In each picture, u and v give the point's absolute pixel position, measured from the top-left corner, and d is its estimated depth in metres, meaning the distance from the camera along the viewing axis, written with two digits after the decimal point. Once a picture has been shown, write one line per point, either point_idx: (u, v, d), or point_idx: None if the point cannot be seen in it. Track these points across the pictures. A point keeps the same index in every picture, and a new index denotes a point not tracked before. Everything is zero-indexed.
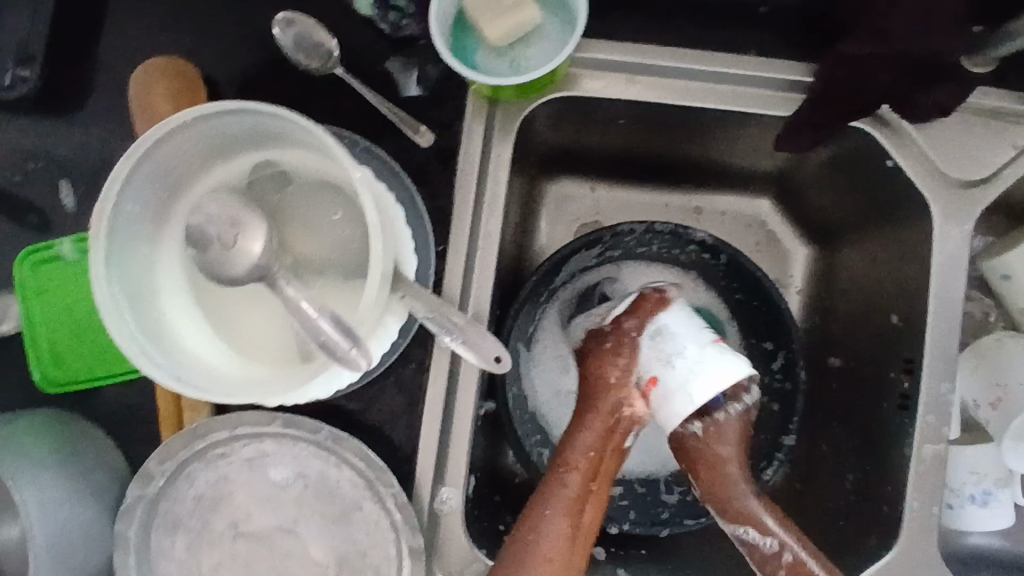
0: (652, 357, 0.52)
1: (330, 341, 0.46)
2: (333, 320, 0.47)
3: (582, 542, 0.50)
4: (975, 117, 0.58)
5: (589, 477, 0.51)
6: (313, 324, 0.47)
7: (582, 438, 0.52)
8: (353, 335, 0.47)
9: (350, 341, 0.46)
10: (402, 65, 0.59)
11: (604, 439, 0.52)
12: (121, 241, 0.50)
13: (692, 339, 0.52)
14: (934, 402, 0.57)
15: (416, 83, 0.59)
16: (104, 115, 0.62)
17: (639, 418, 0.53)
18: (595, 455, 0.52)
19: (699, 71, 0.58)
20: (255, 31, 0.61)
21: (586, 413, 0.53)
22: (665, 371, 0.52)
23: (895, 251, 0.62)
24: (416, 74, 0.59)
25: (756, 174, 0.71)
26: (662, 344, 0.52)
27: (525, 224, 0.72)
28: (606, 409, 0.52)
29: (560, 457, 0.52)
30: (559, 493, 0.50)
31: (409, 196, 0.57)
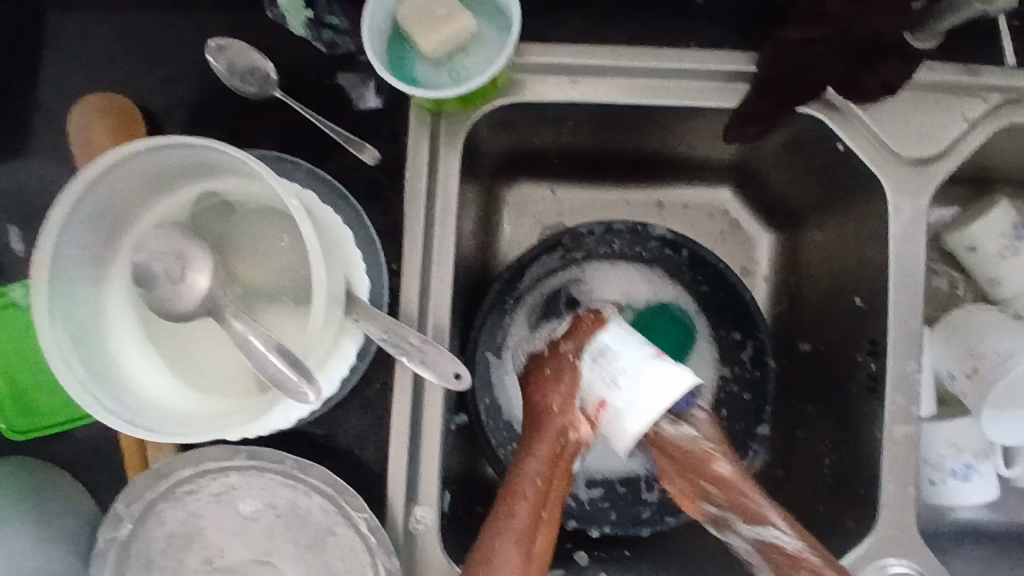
0: (596, 379, 0.51)
1: (279, 375, 0.45)
2: (283, 354, 0.46)
3: (534, 571, 0.48)
4: (923, 92, 0.57)
5: (538, 506, 0.50)
6: (261, 357, 0.46)
7: (528, 466, 0.51)
8: (303, 368, 0.46)
9: (301, 374, 0.46)
10: (356, 79, 0.59)
11: (550, 465, 0.51)
12: (64, 287, 0.49)
13: (633, 354, 0.50)
14: (902, 382, 0.57)
15: (376, 94, 0.59)
16: (47, 154, 0.61)
17: (585, 442, 0.52)
18: (544, 482, 0.51)
19: (640, 67, 0.57)
20: (192, 59, 0.60)
21: (532, 441, 0.52)
22: (610, 391, 0.50)
23: (854, 233, 0.61)
24: (373, 85, 0.59)
25: (714, 164, 0.70)
26: (604, 364, 0.51)
27: (487, 231, 0.72)
28: (551, 434, 0.52)
29: (509, 488, 0.50)
30: (510, 523, 0.49)
31: (356, 215, 0.56)
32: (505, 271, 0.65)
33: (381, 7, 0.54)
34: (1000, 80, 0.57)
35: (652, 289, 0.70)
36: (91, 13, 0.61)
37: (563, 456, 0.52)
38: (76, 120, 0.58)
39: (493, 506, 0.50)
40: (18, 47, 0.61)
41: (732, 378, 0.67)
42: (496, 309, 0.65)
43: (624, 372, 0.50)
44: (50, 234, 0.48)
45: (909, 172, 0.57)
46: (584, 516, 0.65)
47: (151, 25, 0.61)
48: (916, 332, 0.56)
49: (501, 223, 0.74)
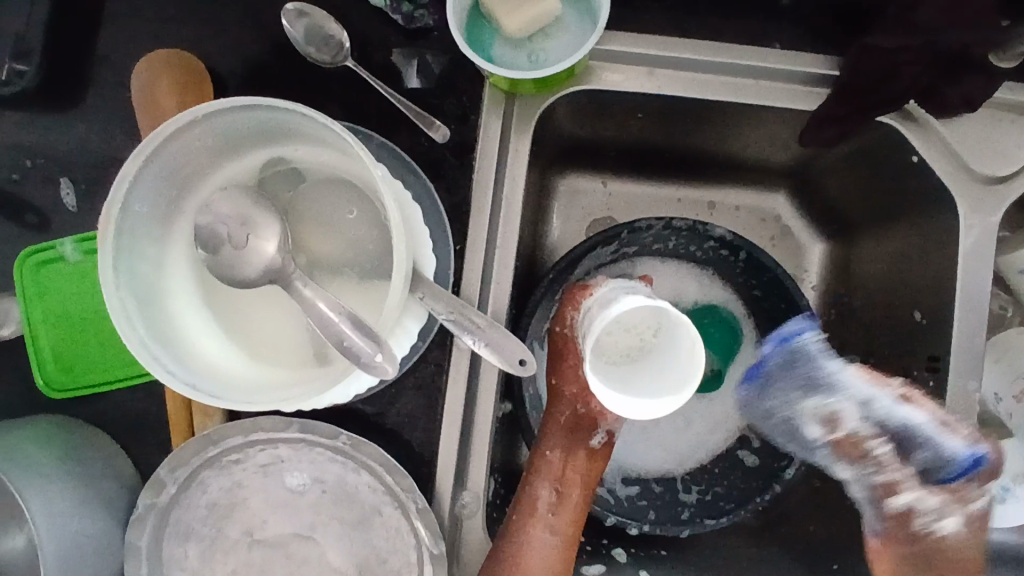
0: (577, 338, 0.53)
1: (354, 347, 0.45)
2: (356, 325, 0.46)
3: (562, 538, 0.52)
4: (1001, 111, 0.57)
5: (556, 483, 0.53)
6: (334, 328, 0.46)
7: (545, 446, 0.54)
8: (377, 341, 0.45)
9: (376, 347, 0.45)
10: (403, 57, 0.58)
11: (568, 440, 0.54)
12: (130, 243, 0.49)
13: (595, 305, 0.51)
14: (961, 400, 0.56)
15: (416, 75, 0.57)
16: (107, 110, 0.59)
17: (600, 413, 0.54)
18: (565, 459, 0.54)
19: (720, 64, 0.56)
20: (262, 23, 0.59)
21: (547, 422, 0.55)
22: (850, 413, 0.56)
23: (916, 248, 0.61)
24: (416, 66, 0.57)
25: (772, 168, 0.70)
26: (580, 324, 0.52)
27: (539, 221, 0.71)
28: (564, 410, 0.54)
29: (533, 467, 0.54)
30: (534, 496, 0.53)
31: (426, 192, 0.55)
32: (558, 262, 0.64)
33: None
34: None
35: (701, 291, 0.71)
36: None
37: (580, 430, 0.54)
38: (140, 76, 0.57)
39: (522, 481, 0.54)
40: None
41: None
42: (548, 299, 0.63)
43: (900, 408, 0.55)
44: (121, 185, 0.47)
45: (982, 190, 0.56)
46: (623, 512, 0.63)
47: None
48: (979, 350, 0.56)
49: (551, 215, 0.73)
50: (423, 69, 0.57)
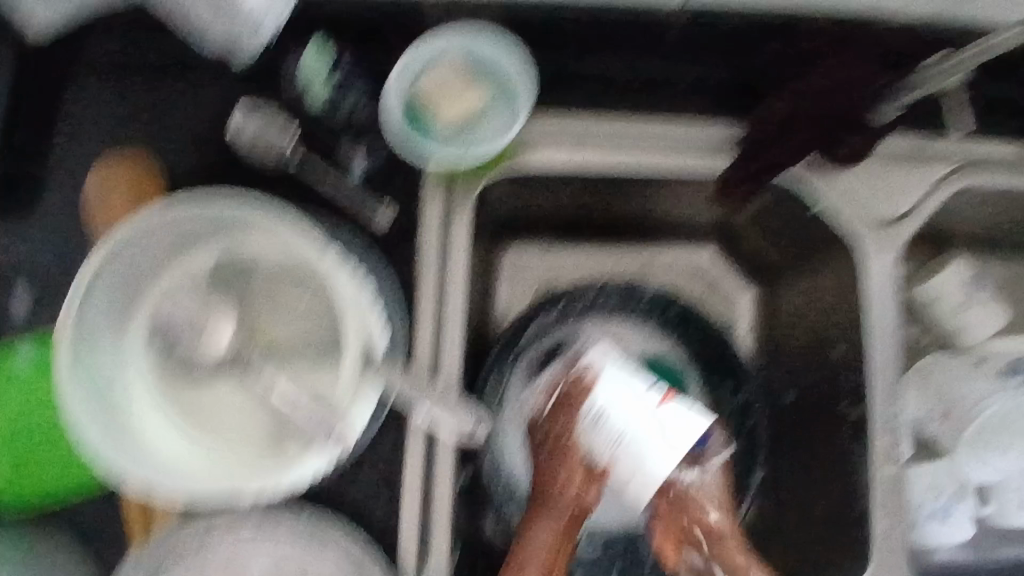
0: (599, 441, 0.55)
1: (306, 433, 0.50)
2: (308, 413, 0.51)
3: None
4: (885, 163, 0.64)
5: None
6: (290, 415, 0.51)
7: (536, 539, 0.56)
8: (327, 426, 0.51)
9: (326, 433, 0.50)
10: (353, 141, 0.61)
11: (559, 529, 0.56)
12: (87, 344, 0.51)
13: (634, 411, 0.55)
14: (887, 425, 0.60)
15: (363, 160, 0.61)
16: (57, 213, 0.61)
17: (591, 506, 0.57)
18: (554, 553, 0.56)
19: (637, 136, 0.62)
20: (209, 123, 0.62)
21: (538, 514, 0.57)
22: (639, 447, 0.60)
23: (830, 288, 0.66)
24: (365, 150, 0.61)
25: (697, 226, 0.76)
26: (607, 427, 0.55)
27: (486, 289, 0.75)
28: (560, 507, 0.56)
29: (519, 559, 0.55)
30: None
31: (373, 275, 0.59)
32: (504, 334, 0.70)
33: (400, 81, 0.59)
34: (951, 149, 0.64)
35: (645, 344, 0.74)
36: (108, 77, 0.62)
37: (570, 525, 0.57)
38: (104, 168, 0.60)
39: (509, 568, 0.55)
40: (30, 111, 0.62)
41: (723, 426, 0.70)
42: (498, 369, 0.69)
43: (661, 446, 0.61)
44: (76, 298, 0.50)
45: (879, 231, 0.63)
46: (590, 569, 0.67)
47: (168, 86, 0.62)
48: (896, 378, 0.61)
49: (498, 284, 0.78)
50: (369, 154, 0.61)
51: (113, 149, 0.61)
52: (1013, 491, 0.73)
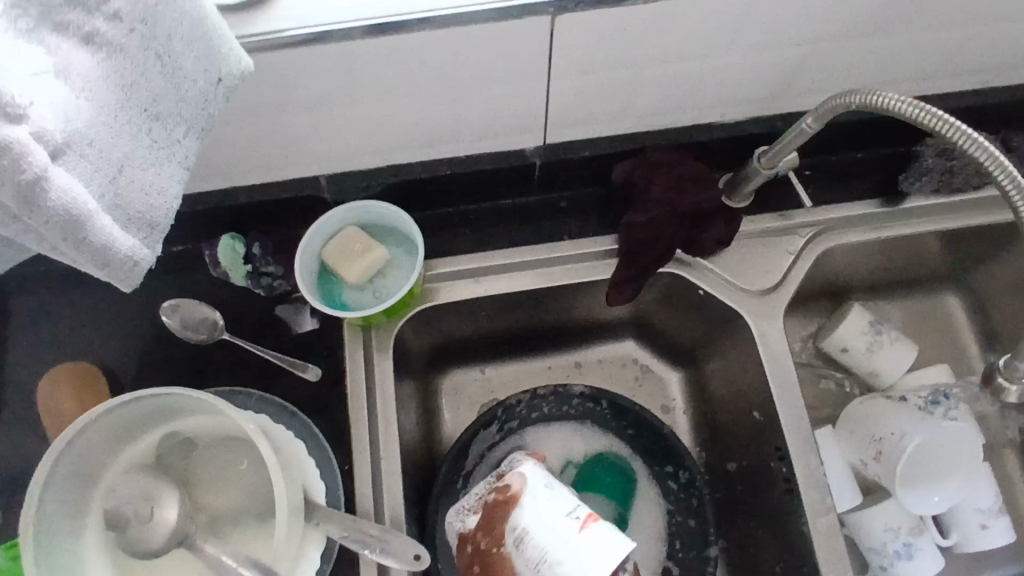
0: (524, 565, 0.59)
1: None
2: (253, 564, 0.52)
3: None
4: (752, 239, 0.72)
5: None
6: (234, 570, 0.52)
7: None
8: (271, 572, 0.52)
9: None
10: (296, 307, 0.68)
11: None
12: (47, 543, 0.53)
13: (552, 535, 0.58)
14: (811, 477, 0.64)
15: (311, 318, 0.68)
16: (10, 428, 0.65)
17: None
18: None
19: (528, 261, 0.70)
20: (145, 321, 0.68)
21: None
22: None
23: (738, 358, 0.72)
24: (310, 310, 0.68)
25: (614, 321, 0.82)
26: (528, 550, 0.59)
27: (430, 419, 0.79)
28: None
29: None
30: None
31: (307, 429, 0.63)
32: (451, 449, 0.71)
33: (308, 252, 0.66)
34: (807, 217, 0.73)
35: (587, 444, 0.78)
36: (52, 296, 0.69)
37: None
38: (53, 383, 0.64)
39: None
40: None
41: (675, 508, 0.73)
42: (447, 491, 0.70)
43: None
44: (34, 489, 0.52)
45: (755, 301, 0.70)
46: None
47: (110, 295, 0.69)
48: (808, 431, 0.65)
49: (441, 409, 0.81)
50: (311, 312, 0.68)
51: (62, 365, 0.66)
52: (969, 516, 0.75)
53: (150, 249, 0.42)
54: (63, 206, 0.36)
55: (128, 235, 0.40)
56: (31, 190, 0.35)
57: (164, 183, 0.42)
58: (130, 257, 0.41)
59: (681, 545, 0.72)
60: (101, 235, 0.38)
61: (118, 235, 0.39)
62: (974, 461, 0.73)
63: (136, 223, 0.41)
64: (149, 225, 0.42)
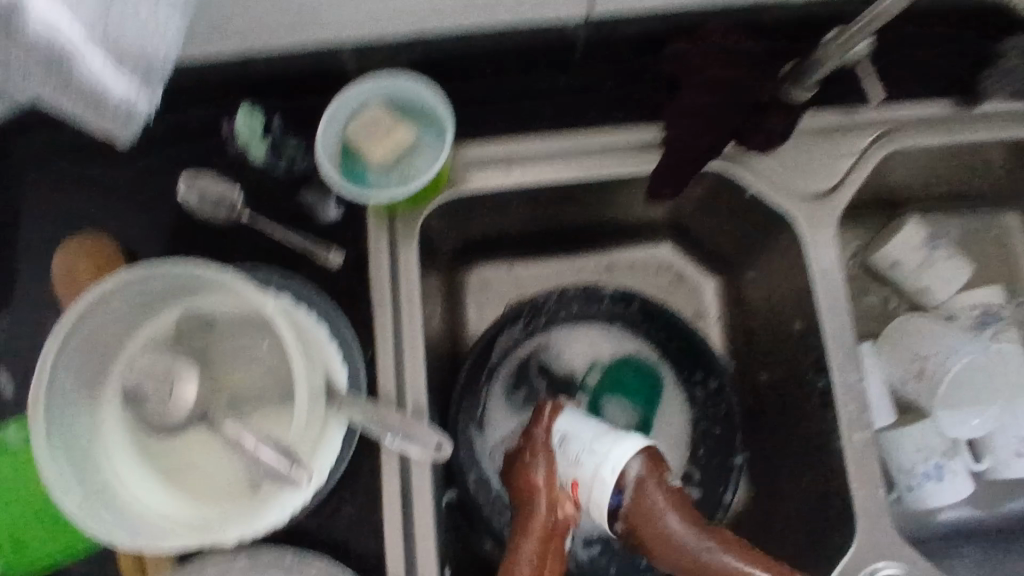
0: (564, 462, 0.59)
1: (268, 463, 0.49)
2: (271, 446, 0.50)
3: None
4: (812, 136, 0.66)
5: None
6: (252, 453, 0.50)
7: (525, 548, 0.57)
8: (289, 455, 0.50)
9: (289, 460, 0.49)
10: (319, 197, 0.64)
11: (542, 543, 0.57)
12: (62, 415, 0.52)
13: (587, 432, 0.59)
14: (850, 392, 0.60)
15: (335, 206, 0.64)
16: (32, 300, 0.64)
17: (572, 518, 0.59)
18: (539, 560, 0.57)
19: (565, 149, 0.65)
20: (164, 197, 0.65)
21: (524, 525, 0.58)
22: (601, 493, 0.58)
23: (781, 266, 0.68)
24: (333, 200, 0.64)
25: (650, 223, 0.78)
26: (568, 448, 0.59)
27: (454, 315, 0.77)
28: (541, 512, 0.58)
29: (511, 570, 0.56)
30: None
31: (330, 315, 0.61)
32: (473, 351, 0.69)
33: (331, 130, 0.62)
34: (873, 116, 0.66)
35: (615, 346, 0.76)
36: (70, 166, 0.66)
37: (554, 537, 0.58)
38: (71, 255, 0.62)
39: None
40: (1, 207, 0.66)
41: (699, 415, 0.72)
42: (471, 386, 0.69)
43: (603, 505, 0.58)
44: (46, 363, 0.51)
45: (807, 203, 0.64)
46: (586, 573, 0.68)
47: (126, 168, 0.66)
48: (852, 344, 0.61)
49: (466, 306, 0.79)
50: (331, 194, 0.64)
51: (78, 237, 0.63)
52: (1011, 444, 0.72)
53: (148, 95, 0.42)
54: (52, 49, 0.35)
55: (121, 79, 0.39)
56: (15, 29, 0.33)
57: (154, 20, 0.40)
58: (125, 103, 0.40)
59: (705, 452, 0.71)
60: (93, 79, 0.38)
61: (109, 78, 0.38)
62: (1017, 388, 0.71)
63: (132, 69, 0.40)
64: (144, 70, 0.40)
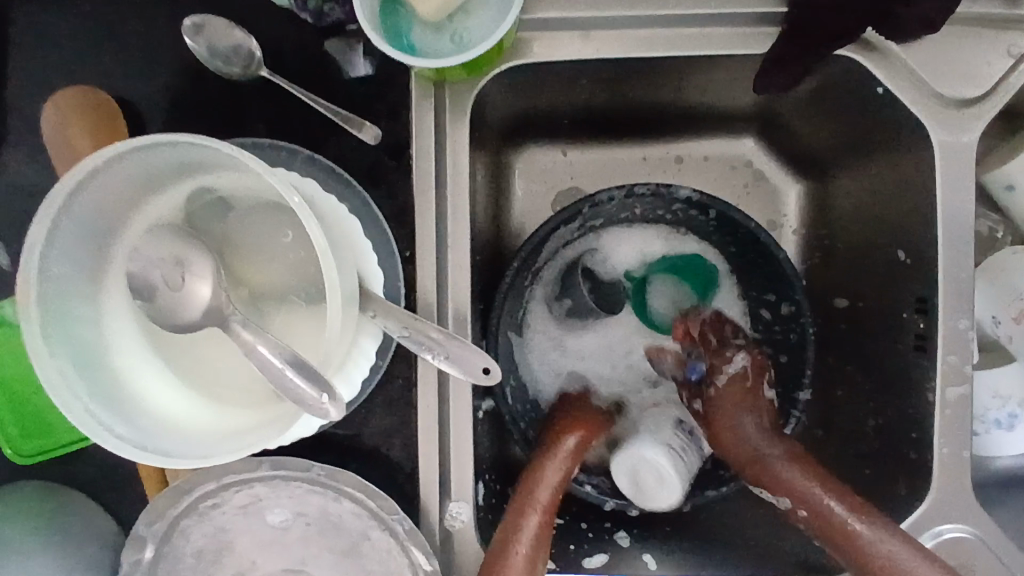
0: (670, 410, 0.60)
1: (296, 390, 0.41)
2: (299, 368, 0.42)
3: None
4: (966, 28, 0.53)
5: (545, 517, 0.52)
6: (277, 373, 0.42)
7: (545, 481, 0.54)
8: (322, 382, 0.42)
9: (321, 389, 0.41)
10: (344, 45, 0.53)
11: (561, 482, 0.54)
12: (60, 309, 0.46)
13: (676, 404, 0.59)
14: (953, 340, 0.53)
15: (364, 60, 0.53)
16: (17, 157, 0.55)
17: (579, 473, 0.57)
18: (552, 495, 0.53)
19: (662, 18, 0.52)
20: (167, 41, 0.54)
21: (544, 457, 0.55)
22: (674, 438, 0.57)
23: (893, 183, 0.58)
24: (362, 48, 0.53)
25: (736, 113, 0.66)
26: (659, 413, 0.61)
27: (499, 202, 0.68)
28: (569, 453, 0.55)
29: (521, 497, 0.53)
30: (524, 535, 0.51)
31: (362, 204, 0.52)
32: (524, 249, 0.60)
33: None
34: None
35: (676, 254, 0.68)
36: None
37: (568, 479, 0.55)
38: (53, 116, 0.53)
39: (511, 514, 0.52)
40: None
41: (762, 339, 0.65)
42: (516, 289, 0.61)
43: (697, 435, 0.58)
44: (33, 248, 0.44)
45: (946, 112, 0.53)
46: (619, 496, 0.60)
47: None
48: (968, 286, 0.53)
49: (512, 194, 0.70)
50: (369, 52, 0.53)
51: (49, 98, 0.53)
52: None
53: None
54: None
55: None
56: None
57: None
58: None
59: None
60: None
61: None
62: None
63: None
64: None
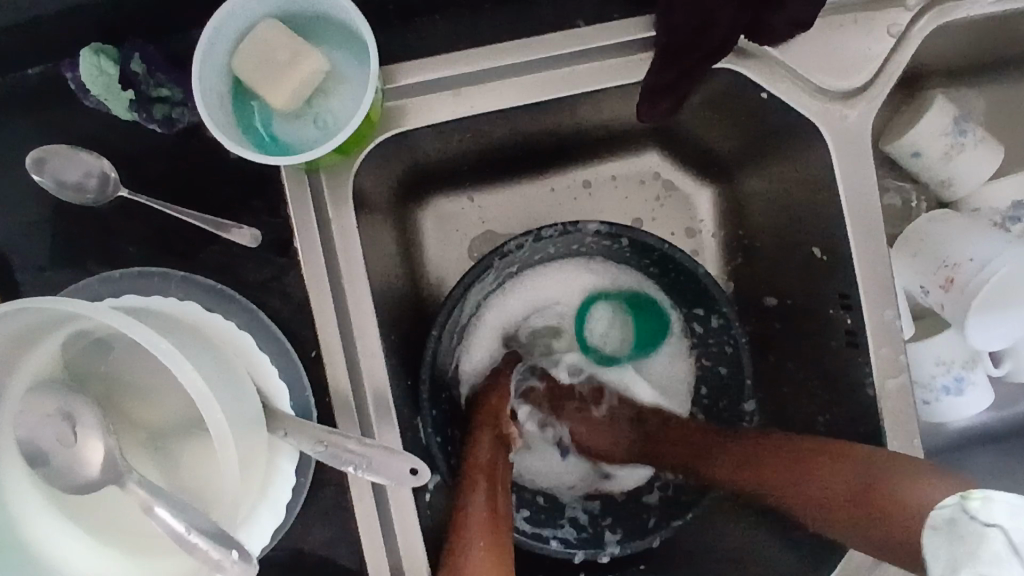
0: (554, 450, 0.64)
1: (200, 551, 0.37)
2: (203, 525, 0.38)
3: (503, 541, 0.50)
4: (839, 16, 0.52)
5: (490, 476, 0.53)
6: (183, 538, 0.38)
7: (480, 447, 0.55)
8: (229, 536, 0.38)
9: (229, 545, 0.38)
10: (205, 149, 0.50)
11: (495, 444, 0.56)
12: None
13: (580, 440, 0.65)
14: (882, 331, 0.53)
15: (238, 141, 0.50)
16: None
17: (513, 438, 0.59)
18: (491, 452, 0.55)
19: (532, 63, 0.50)
20: (12, 178, 0.50)
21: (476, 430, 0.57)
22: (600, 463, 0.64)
23: (797, 179, 0.56)
24: None
25: (635, 130, 0.64)
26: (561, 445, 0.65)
27: (410, 263, 0.65)
28: (493, 420, 0.58)
29: (467, 469, 0.54)
30: (476, 497, 0.52)
31: (252, 315, 0.48)
32: (440, 312, 0.57)
33: (211, 64, 0.46)
34: None
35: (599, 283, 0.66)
36: None
37: (501, 440, 0.57)
38: None
39: (461, 486, 0.53)
40: None
41: (701, 352, 0.65)
42: (440, 357, 0.59)
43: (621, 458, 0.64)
44: None
45: (833, 108, 0.52)
46: (584, 544, 0.60)
47: None
48: (886, 277, 0.53)
49: (425, 250, 0.67)
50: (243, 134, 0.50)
51: None
52: None
53: None
54: None
55: None
56: None
57: None
58: None
59: (707, 393, 0.64)
60: None
61: None
62: None
63: None
64: None
